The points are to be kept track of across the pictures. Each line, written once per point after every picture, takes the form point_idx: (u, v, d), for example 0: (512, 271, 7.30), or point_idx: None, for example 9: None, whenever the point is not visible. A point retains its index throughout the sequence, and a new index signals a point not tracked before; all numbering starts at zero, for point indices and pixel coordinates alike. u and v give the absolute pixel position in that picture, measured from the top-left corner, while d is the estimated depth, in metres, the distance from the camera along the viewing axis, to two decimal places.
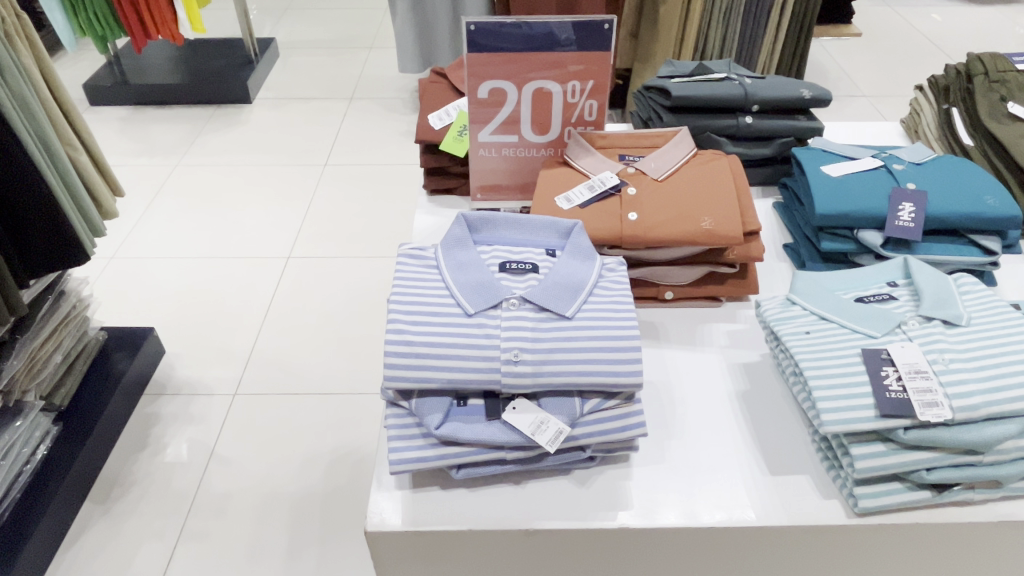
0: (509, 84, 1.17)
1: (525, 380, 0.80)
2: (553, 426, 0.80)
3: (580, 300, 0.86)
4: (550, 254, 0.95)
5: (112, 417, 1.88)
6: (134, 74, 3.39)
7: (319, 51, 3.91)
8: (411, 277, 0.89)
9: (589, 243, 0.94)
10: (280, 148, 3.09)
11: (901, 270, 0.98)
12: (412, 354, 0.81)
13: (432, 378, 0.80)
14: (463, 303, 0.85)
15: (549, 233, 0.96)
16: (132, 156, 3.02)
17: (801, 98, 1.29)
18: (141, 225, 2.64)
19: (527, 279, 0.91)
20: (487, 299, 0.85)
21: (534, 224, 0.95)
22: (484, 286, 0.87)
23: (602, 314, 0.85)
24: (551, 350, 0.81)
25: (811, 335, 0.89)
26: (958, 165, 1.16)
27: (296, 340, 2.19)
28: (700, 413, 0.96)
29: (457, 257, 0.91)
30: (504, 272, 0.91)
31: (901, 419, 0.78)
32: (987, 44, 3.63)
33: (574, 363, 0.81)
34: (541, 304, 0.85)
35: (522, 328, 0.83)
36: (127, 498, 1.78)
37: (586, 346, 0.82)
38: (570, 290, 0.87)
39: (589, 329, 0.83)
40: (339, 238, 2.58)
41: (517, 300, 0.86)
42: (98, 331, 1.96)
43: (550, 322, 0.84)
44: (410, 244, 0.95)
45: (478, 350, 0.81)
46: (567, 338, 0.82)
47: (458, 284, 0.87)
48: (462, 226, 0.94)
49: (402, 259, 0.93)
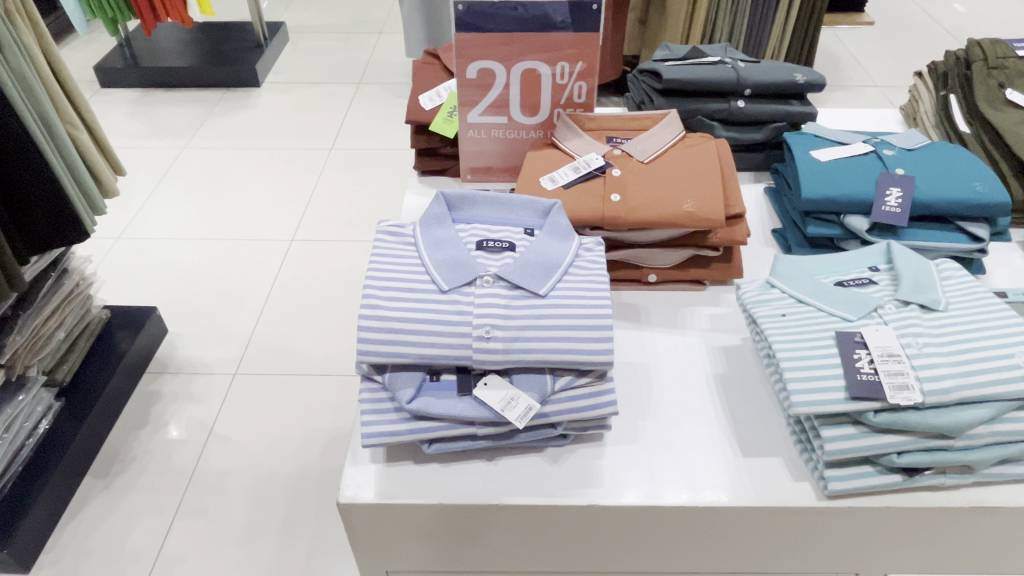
0: (498, 66, 1.17)
1: (496, 356, 0.80)
2: (523, 402, 0.80)
3: (554, 278, 0.86)
4: (528, 233, 0.95)
5: (114, 394, 1.91)
6: (145, 57, 3.42)
7: (328, 35, 3.91)
8: (387, 254, 0.90)
9: (567, 223, 0.93)
10: (287, 132, 3.10)
11: (883, 255, 0.97)
12: (385, 329, 0.82)
13: (404, 353, 0.81)
14: (438, 279, 0.85)
15: (529, 211, 0.95)
16: (141, 138, 3.04)
17: (794, 82, 1.28)
18: (148, 206, 2.67)
19: (504, 257, 0.91)
20: (462, 276, 0.86)
21: (513, 202, 0.95)
22: (460, 263, 0.87)
23: (577, 293, 0.85)
24: (523, 327, 0.82)
25: (787, 318, 0.88)
26: (950, 151, 1.14)
27: (296, 321, 2.21)
28: (677, 396, 0.96)
29: (435, 235, 0.91)
30: (480, 250, 0.91)
31: (871, 402, 0.77)
32: (1006, 31, 3.56)
33: (545, 340, 0.81)
34: (515, 282, 0.85)
35: (495, 305, 0.83)
36: (126, 473, 1.81)
37: (558, 323, 0.82)
38: (545, 268, 0.87)
39: (561, 307, 0.83)
40: (342, 221, 2.60)
41: (491, 278, 0.86)
42: (101, 309, 1.99)
43: (524, 299, 0.84)
44: (389, 221, 0.95)
45: (451, 326, 0.82)
46: (539, 316, 0.82)
47: (434, 260, 0.88)
48: (441, 204, 0.94)
49: (380, 236, 0.93)
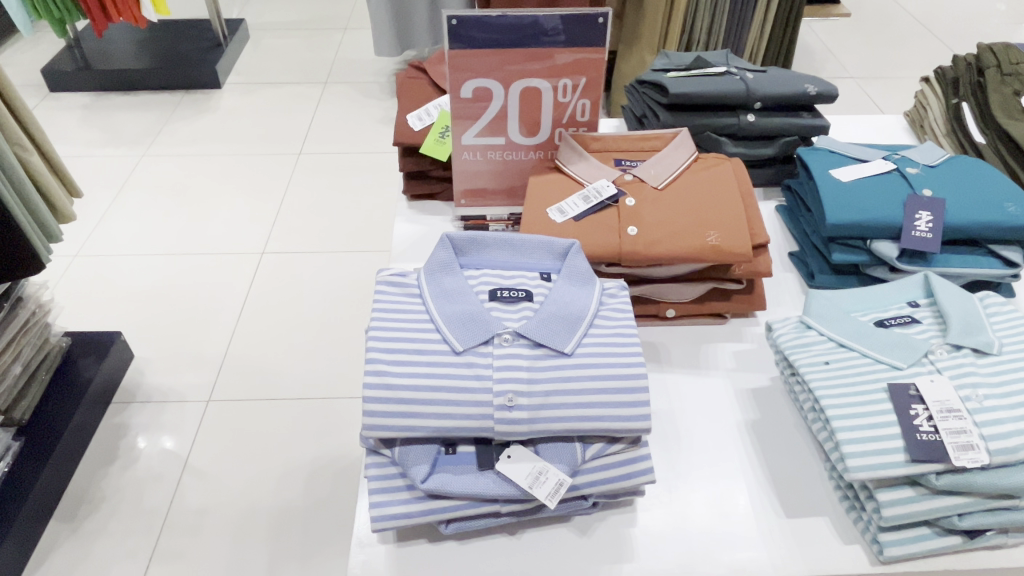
0: (494, 83, 1.08)
1: (520, 426, 0.72)
2: (553, 476, 0.72)
3: (580, 332, 0.78)
4: (544, 278, 0.86)
5: (80, 428, 1.78)
6: (96, 58, 3.23)
7: (291, 32, 3.75)
8: (391, 308, 0.81)
9: (587, 265, 0.85)
10: (252, 136, 2.96)
11: (922, 288, 0.91)
12: (395, 400, 0.73)
13: (417, 427, 0.72)
14: (451, 339, 0.76)
15: (543, 254, 0.87)
16: (96, 146, 2.87)
17: (806, 94, 1.21)
18: (106, 221, 2.51)
19: (521, 308, 0.83)
20: (478, 333, 0.77)
21: (526, 244, 0.87)
22: (474, 319, 0.78)
23: (606, 349, 0.77)
24: (549, 393, 0.73)
25: (831, 366, 0.81)
26: (975, 168, 1.08)
27: (272, 342, 2.09)
28: (709, 448, 0.88)
29: (442, 284, 0.83)
30: (494, 301, 0.83)
31: (934, 464, 0.71)
32: (974, 23, 3.58)
33: (575, 406, 0.73)
34: (537, 339, 0.77)
35: (517, 368, 0.75)
36: (96, 515, 1.69)
37: (588, 386, 0.74)
38: (568, 322, 0.78)
39: (591, 368, 0.75)
40: (315, 232, 2.47)
41: (510, 335, 0.78)
42: (61, 336, 1.85)
43: (548, 360, 0.76)
44: (390, 269, 0.86)
45: (469, 393, 0.73)
46: (566, 379, 0.74)
47: (444, 315, 0.79)
48: (447, 249, 0.86)
49: (381, 287, 0.84)
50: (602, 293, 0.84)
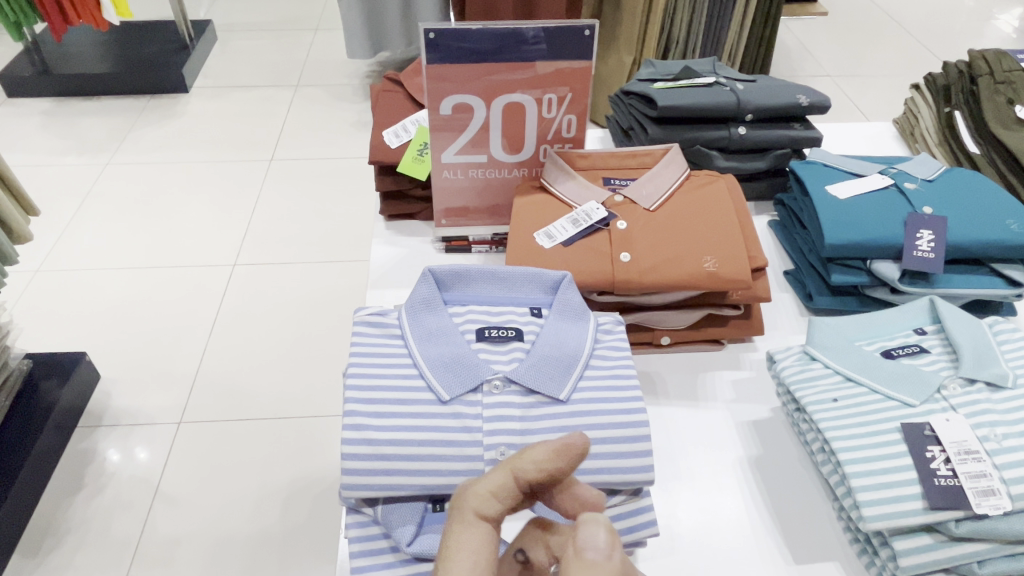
0: (475, 99, 1.02)
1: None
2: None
3: (575, 375, 0.72)
4: (535, 313, 0.82)
5: (42, 456, 1.68)
6: (56, 62, 3.11)
7: (259, 33, 3.65)
8: (371, 351, 0.75)
9: (580, 300, 0.81)
10: (221, 142, 2.86)
11: (928, 313, 0.87)
12: (376, 457, 0.67)
13: (402, 485, 0.67)
14: (437, 387, 0.71)
15: (533, 287, 0.82)
16: (57, 155, 2.75)
17: (799, 105, 1.16)
18: (69, 233, 2.40)
19: (512, 347, 0.78)
20: (466, 380, 0.71)
21: (514, 278, 0.82)
22: (462, 363, 0.73)
23: (604, 393, 0.72)
24: (544, 444, 0.68)
25: (840, 405, 0.76)
26: (974, 182, 1.05)
27: (245, 359, 2.01)
28: (710, 490, 0.84)
29: (426, 324, 0.78)
30: (482, 340, 0.78)
31: (954, 512, 0.66)
32: (947, 21, 3.59)
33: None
34: (529, 385, 0.71)
35: (509, 418, 0.69)
36: (61, 549, 1.60)
37: (586, 435, 0.68)
38: (563, 365, 0.73)
39: (588, 416, 0.70)
40: (288, 242, 2.39)
41: (501, 381, 0.72)
42: (21, 359, 1.75)
43: (542, 408, 0.70)
44: (367, 307, 0.81)
45: (458, 447, 0.67)
46: (563, 429, 0.69)
47: (428, 359, 0.73)
48: (430, 284, 0.80)
49: (359, 327, 0.78)
50: (597, 330, 0.79)
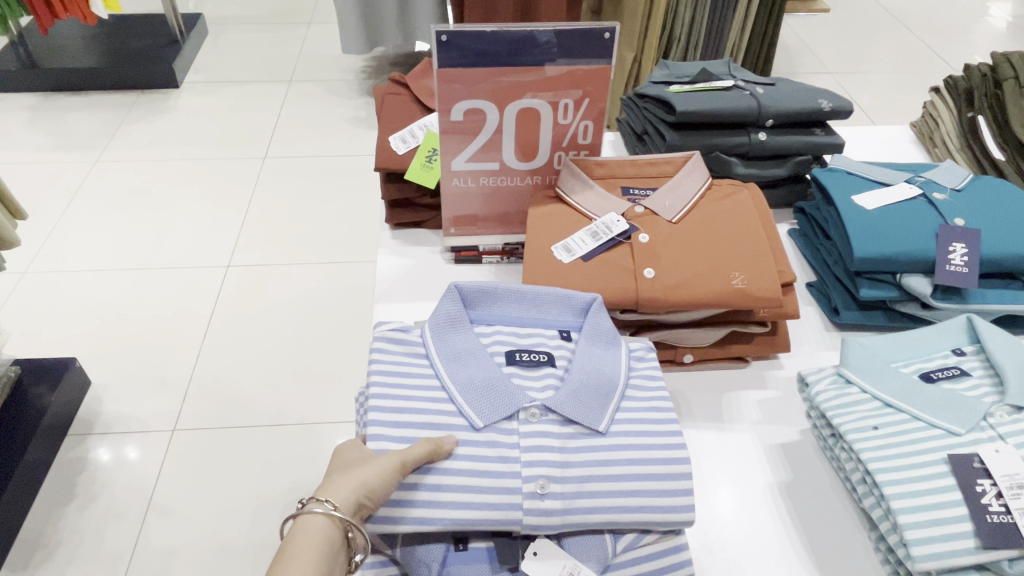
0: (488, 104, 0.97)
1: (552, 519, 0.62)
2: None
3: (612, 408, 0.69)
4: (564, 338, 0.80)
5: (32, 466, 1.62)
6: (43, 56, 3.03)
7: (252, 27, 3.58)
8: (395, 369, 0.71)
9: (611, 325, 0.78)
10: (213, 139, 2.79)
11: (966, 333, 0.83)
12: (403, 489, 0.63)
13: (433, 519, 0.62)
14: (469, 413, 0.67)
15: (562, 310, 0.81)
16: (45, 151, 2.68)
17: (820, 109, 1.12)
18: (58, 233, 2.34)
19: (542, 373, 0.76)
20: (501, 407, 0.68)
21: (544, 299, 0.80)
22: (494, 388, 0.69)
23: (642, 427, 0.68)
24: (584, 479, 0.64)
25: (881, 432, 0.73)
26: (1004, 192, 1.01)
27: (241, 363, 1.96)
28: (739, 519, 0.80)
29: (453, 344, 0.75)
30: (513, 364, 0.76)
31: (1008, 550, 0.63)
32: (948, 17, 3.56)
33: (613, 495, 0.63)
34: (569, 416, 0.68)
35: (547, 448, 0.65)
36: (52, 562, 1.54)
37: (627, 470, 0.65)
38: (600, 394, 0.70)
39: (627, 449, 0.66)
40: (283, 242, 2.33)
41: (538, 409, 0.68)
42: (9, 365, 1.68)
43: (580, 441, 0.67)
44: (389, 322, 0.77)
45: (489, 493, 0.63)
46: (603, 464, 0.65)
47: (457, 381, 0.70)
48: (456, 301, 0.78)
49: (379, 343, 0.74)
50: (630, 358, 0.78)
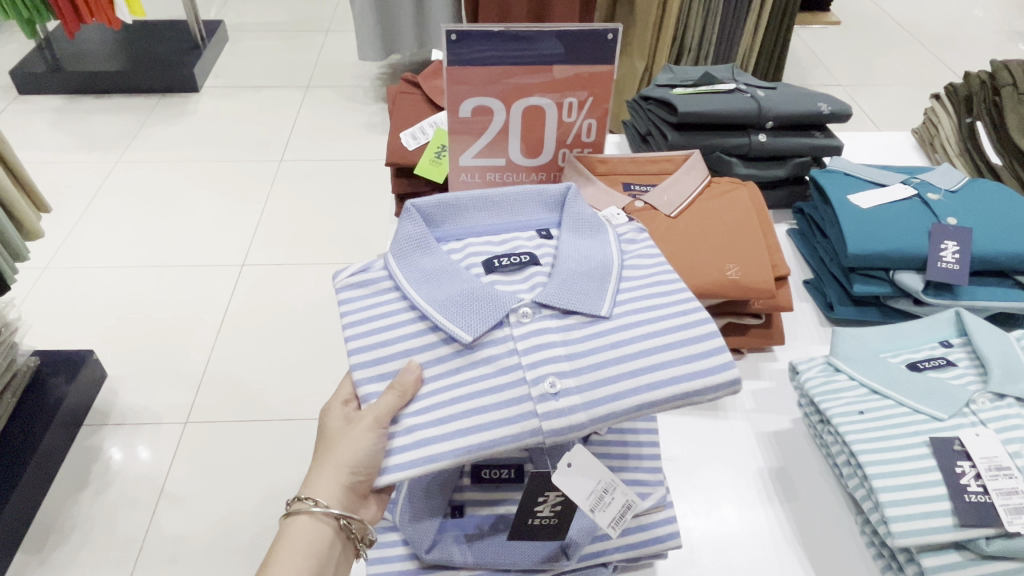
0: (496, 103, 1.01)
1: (574, 416, 0.63)
2: (620, 496, 0.67)
3: (610, 291, 0.72)
4: (542, 236, 0.83)
5: (49, 453, 1.66)
6: (69, 60, 3.11)
7: (271, 34, 3.65)
8: (367, 307, 0.74)
9: (583, 217, 0.82)
10: (231, 142, 2.86)
11: (954, 326, 0.86)
12: (410, 435, 0.65)
13: (441, 457, 0.63)
14: (452, 330, 0.68)
15: (533, 210, 0.85)
16: (68, 152, 2.75)
17: (819, 113, 1.15)
18: (78, 230, 2.40)
19: (528, 274, 0.78)
20: (490, 317, 0.69)
21: (511, 203, 0.84)
22: (474, 299, 0.70)
23: (644, 302, 0.72)
24: (596, 368, 0.66)
25: (866, 417, 0.75)
26: (997, 193, 1.04)
27: (253, 360, 2.00)
28: (728, 502, 0.83)
29: (422, 266, 0.76)
30: (494, 272, 0.78)
31: (985, 529, 0.65)
32: (960, 32, 3.57)
33: (628, 377, 0.65)
34: (566, 307, 0.70)
35: (552, 348, 0.67)
36: (66, 546, 1.58)
37: (638, 348, 0.67)
38: (595, 281, 0.73)
39: (634, 326, 0.69)
40: (297, 243, 2.38)
41: (530, 308, 0.70)
42: (30, 355, 1.74)
43: (586, 327, 0.69)
44: (348, 267, 0.79)
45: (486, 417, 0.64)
46: (613, 351, 0.67)
47: (432, 302, 0.72)
48: (416, 224, 0.79)
49: (345, 289, 0.76)
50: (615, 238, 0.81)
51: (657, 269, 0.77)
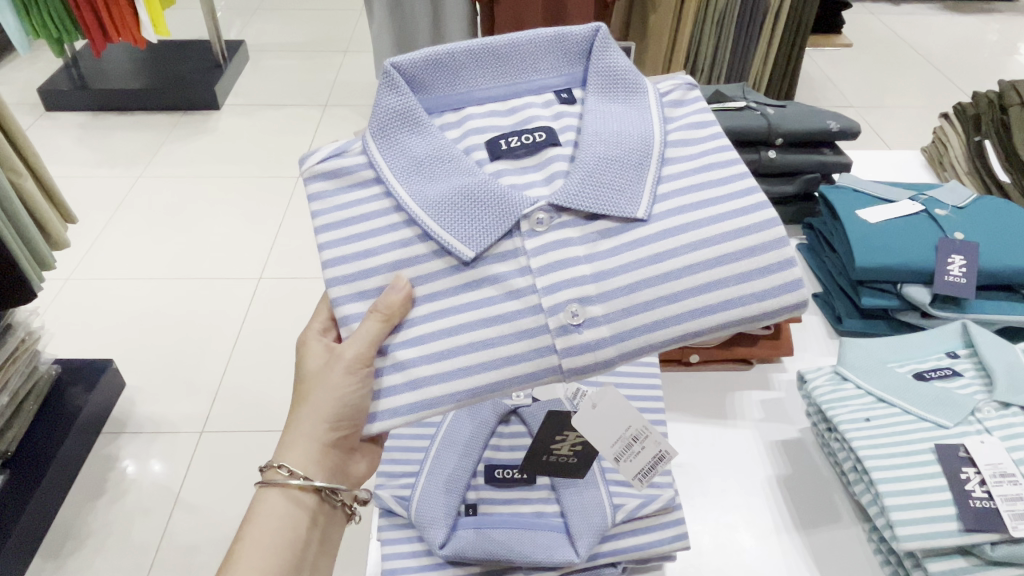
0: None
1: (605, 348, 0.66)
2: (648, 444, 0.68)
3: (648, 184, 0.71)
4: (560, 97, 0.80)
5: (68, 460, 1.69)
6: (94, 78, 3.19)
7: (290, 54, 3.73)
8: (349, 207, 0.74)
9: (608, 78, 0.77)
10: (250, 159, 2.92)
11: (961, 337, 0.87)
12: (418, 395, 0.67)
13: (442, 400, 0.67)
14: (447, 243, 0.69)
15: (544, 66, 0.79)
16: (92, 167, 2.82)
17: (828, 130, 1.17)
18: (100, 243, 2.45)
19: (545, 157, 0.74)
20: (495, 226, 0.69)
21: (516, 57, 0.78)
22: (468, 200, 0.69)
23: (687, 200, 0.71)
24: (631, 290, 0.67)
25: (873, 424, 0.77)
26: (1006, 209, 1.05)
27: (268, 370, 2.03)
28: (734, 507, 0.84)
29: (412, 150, 0.73)
30: (501, 157, 0.74)
31: (989, 535, 0.66)
32: (974, 55, 3.60)
33: (665, 297, 0.67)
34: (596, 211, 0.69)
35: (577, 270, 0.67)
36: (82, 552, 1.60)
37: (677, 264, 0.67)
38: (629, 167, 0.71)
39: (674, 233, 0.69)
40: (314, 256, 2.42)
41: (545, 213, 0.69)
42: (51, 364, 1.77)
43: (622, 233, 0.69)
44: (325, 153, 0.77)
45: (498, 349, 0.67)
46: (651, 266, 0.67)
47: (423, 204, 0.71)
48: (399, 95, 0.74)
49: (319, 180, 0.76)
50: (651, 106, 0.77)
51: (700, 152, 0.74)
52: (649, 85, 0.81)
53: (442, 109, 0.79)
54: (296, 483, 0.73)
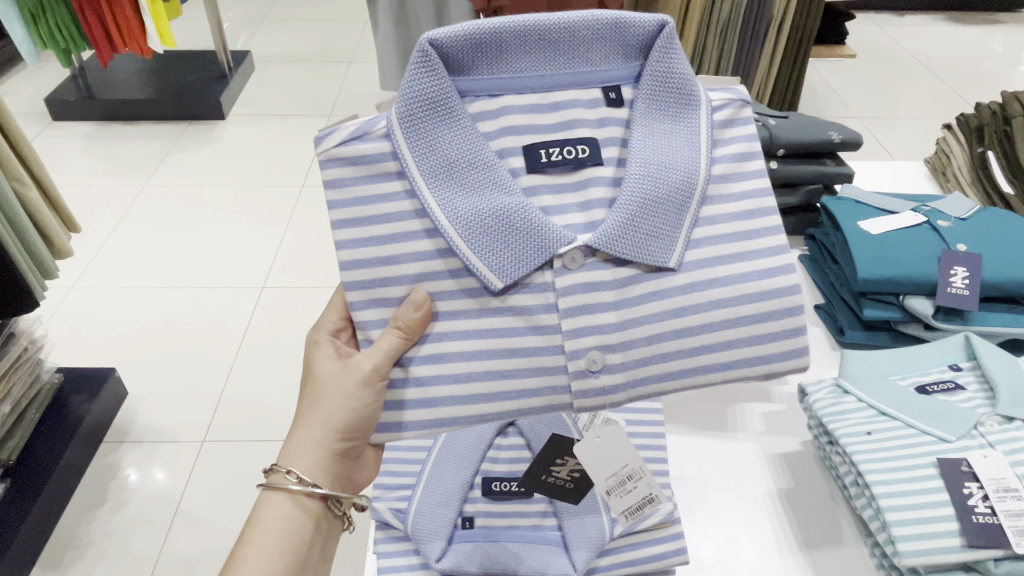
0: None
1: (615, 391, 0.70)
2: (642, 485, 0.70)
3: (684, 230, 0.71)
4: (608, 94, 0.74)
5: (69, 470, 1.69)
6: (100, 88, 3.21)
7: (296, 65, 3.76)
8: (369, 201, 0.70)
9: (667, 90, 0.73)
10: (255, 168, 2.93)
11: (963, 350, 0.86)
12: (435, 419, 0.70)
13: (454, 421, 0.70)
14: (478, 269, 0.68)
15: (595, 56, 0.73)
16: (96, 176, 2.83)
17: (830, 141, 1.17)
18: (104, 252, 2.46)
19: (583, 177, 0.73)
20: (527, 260, 0.68)
21: (565, 49, 0.71)
22: (503, 226, 0.68)
23: (714, 251, 0.72)
24: (650, 342, 0.70)
25: (874, 437, 0.76)
26: (1008, 220, 1.04)
27: (271, 379, 2.03)
28: (736, 521, 0.83)
29: (445, 151, 0.69)
30: (536, 170, 0.72)
31: (993, 550, 0.65)
32: (978, 66, 3.59)
33: (679, 351, 0.71)
34: (632, 257, 0.69)
35: (602, 317, 0.69)
36: (81, 562, 1.60)
37: (695, 320, 0.70)
38: (669, 211, 0.70)
39: (698, 288, 0.71)
40: (318, 266, 2.42)
41: (581, 251, 0.69)
42: (53, 372, 1.77)
43: (650, 281, 0.71)
44: (347, 128, 0.70)
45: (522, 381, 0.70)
46: (671, 318, 0.70)
47: (456, 219, 0.68)
48: (439, 85, 0.68)
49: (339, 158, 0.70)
50: (703, 128, 0.73)
51: (740, 194, 0.74)
52: (703, 92, 0.76)
53: (478, 92, 0.73)
54: (300, 488, 0.73)
